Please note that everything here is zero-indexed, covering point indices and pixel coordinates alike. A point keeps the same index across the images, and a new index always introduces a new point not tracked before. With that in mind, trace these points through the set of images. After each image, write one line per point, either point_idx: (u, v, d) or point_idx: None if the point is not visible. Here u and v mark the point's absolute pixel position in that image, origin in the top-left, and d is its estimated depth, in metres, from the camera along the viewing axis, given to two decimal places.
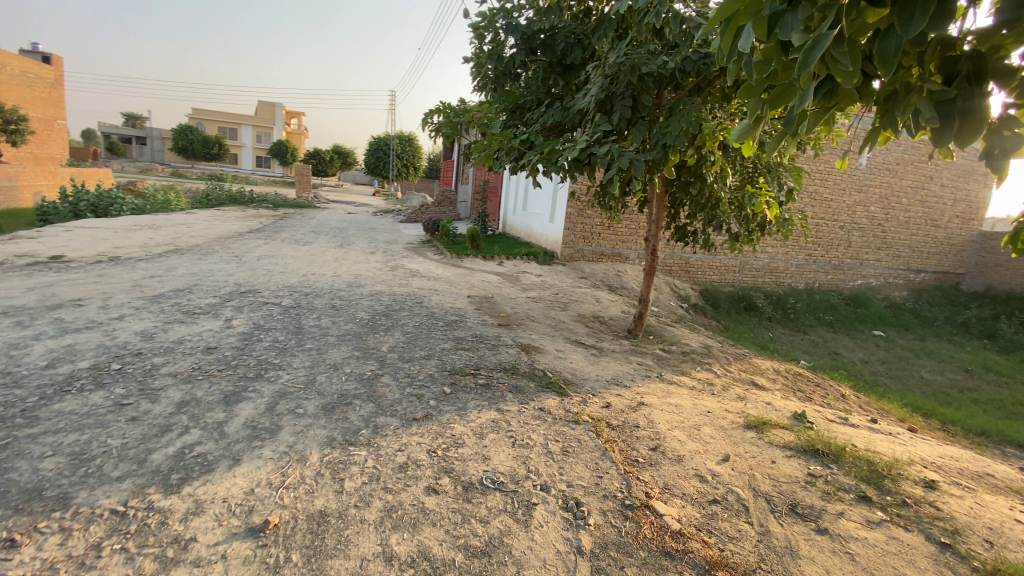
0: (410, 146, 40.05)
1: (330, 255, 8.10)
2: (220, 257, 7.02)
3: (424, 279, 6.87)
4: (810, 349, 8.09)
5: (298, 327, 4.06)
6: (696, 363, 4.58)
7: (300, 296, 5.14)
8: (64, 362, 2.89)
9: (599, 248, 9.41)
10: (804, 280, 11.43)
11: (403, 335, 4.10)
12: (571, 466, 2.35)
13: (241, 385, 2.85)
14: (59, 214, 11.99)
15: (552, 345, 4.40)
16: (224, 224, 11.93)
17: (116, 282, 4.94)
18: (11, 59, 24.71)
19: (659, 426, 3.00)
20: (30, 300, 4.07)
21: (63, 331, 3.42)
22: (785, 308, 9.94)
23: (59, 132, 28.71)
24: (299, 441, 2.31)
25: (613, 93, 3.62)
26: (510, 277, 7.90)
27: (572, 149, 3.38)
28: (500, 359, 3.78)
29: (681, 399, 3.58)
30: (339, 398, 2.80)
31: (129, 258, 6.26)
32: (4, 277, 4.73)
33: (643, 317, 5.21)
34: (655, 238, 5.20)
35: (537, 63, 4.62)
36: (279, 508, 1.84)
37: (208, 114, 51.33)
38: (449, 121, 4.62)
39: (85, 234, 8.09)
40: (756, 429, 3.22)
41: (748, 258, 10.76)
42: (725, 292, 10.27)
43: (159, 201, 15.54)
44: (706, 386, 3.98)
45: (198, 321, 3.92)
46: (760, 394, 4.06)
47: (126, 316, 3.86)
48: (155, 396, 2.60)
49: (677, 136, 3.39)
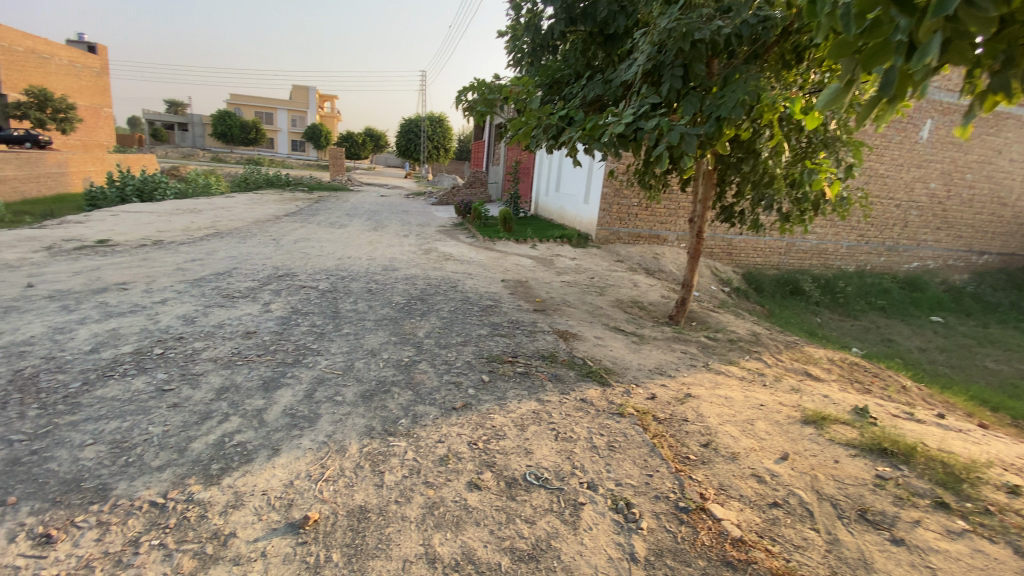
0: (441, 127, 39.85)
1: (364, 238, 8.10)
2: (258, 241, 7.11)
3: (457, 263, 6.78)
4: (862, 335, 7.66)
5: (335, 311, 4.03)
6: (744, 351, 4.34)
7: (336, 279, 5.13)
8: (108, 347, 2.93)
9: (636, 230, 9.11)
10: (854, 263, 10.83)
11: (438, 320, 4.02)
12: (619, 463, 2.22)
13: (279, 370, 2.82)
14: (108, 199, 12.48)
15: (592, 332, 4.24)
16: (262, 207, 12.13)
17: (159, 266, 5.03)
18: (59, 50, 25.85)
19: (710, 420, 2.83)
20: (79, 284, 4.18)
21: (109, 315, 3.49)
22: (834, 292, 9.47)
23: (107, 120, 29.88)
24: (338, 431, 2.26)
25: (662, 63, 3.40)
26: (544, 260, 7.74)
27: (618, 124, 3.19)
28: (538, 346, 3.65)
29: (731, 390, 3.38)
30: (376, 385, 2.74)
31: (172, 242, 6.41)
32: (55, 262, 4.88)
33: (686, 302, 4.99)
34: (700, 219, 4.94)
35: (576, 34, 4.40)
36: (318, 503, 1.79)
37: (245, 100, 52.39)
38: (484, 97, 4.43)
39: (130, 219, 8.34)
40: (814, 425, 3.01)
41: (794, 240, 10.24)
42: (769, 275, 9.83)
43: (201, 185, 15.97)
44: (757, 377, 3.76)
45: (237, 305, 3.94)
46: (815, 386, 3.82)
47: (168, 300, 3.91)
48: (195, 381, 2.60)
49: (733, 107, 3.16)
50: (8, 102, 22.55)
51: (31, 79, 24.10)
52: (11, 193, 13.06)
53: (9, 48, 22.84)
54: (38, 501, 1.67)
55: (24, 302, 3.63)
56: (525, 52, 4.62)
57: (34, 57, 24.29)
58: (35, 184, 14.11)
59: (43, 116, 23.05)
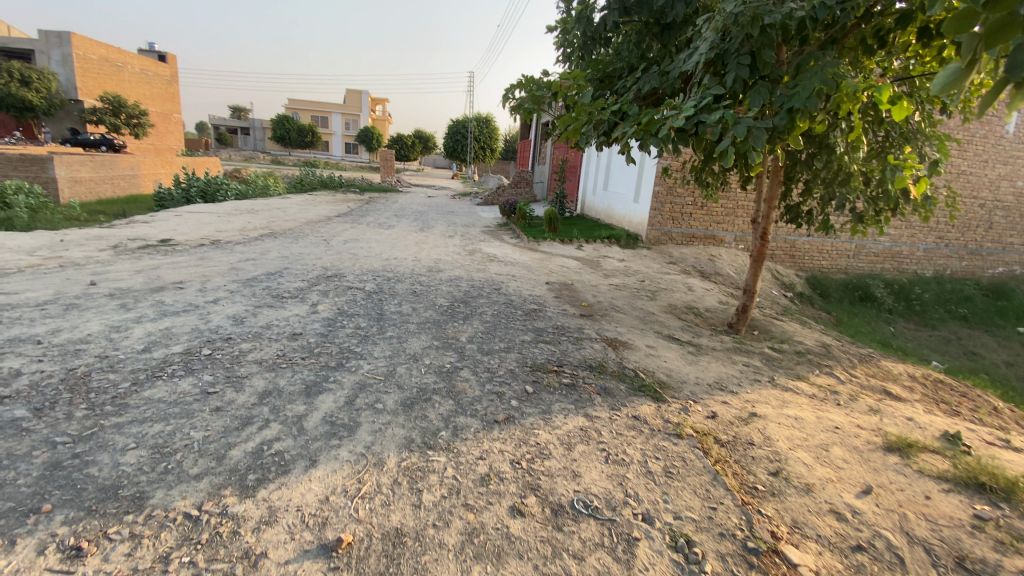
0: (488, 128, 40.07)
1: (410, 239, 8.15)
2: (308, 241, 7.28)
3: (501, 264, 6.67)
4: (941, 347, 6.97)
5: (379, 313, 3.99)
6: (813, 366, 3.98)
7: (381, 280, 5.12)
8: (160, 347, 3.00)
9: (690, 230, 8.71)
10: (932, 268, 9.93)
11: (482, 325, 3.90)
12: (677, 493, 2.02)
13: (322, 374, 2.77)
14: (174, 200, 13.24)
15: (643, 340, 4.01)
16: (315, 207, 12.53)
17: (214, 265, 5.19)
18: (134, 60, 27.96)
19: (779, 446, 2.57)
20: (138, 282, 4.35)
21: (163, 314, 3.58)
22: (909, 299, 8.74)
23: (176, 126, 32.00)
24: (377, 442, 2.15)
25: (726, 50, 3.14)
26: (591, 262, 7.51)
27: (677, 118, 2.98)
28: (586, 355, 3.46)
29: (802, 410, 3.08)
30: (418, 392, 2.64)
31: (228, 242, 6.65)
32: (120, 260, 5.13)
33: (748, 310, 4.66)
34: (765, 220, 4.59)
35: (630, 25, 4.19)
36: (353, 523, 1.69)
37: (303, 104, 54.68)
38: (533, 94, 4.29)
39: (193, 219, 8.77)
40: (899, 453, 2.67)
41: (864, 242, 9.51)
42: (835, 279, 9.18)
43: (260, 186, 16.73)
44: (829, 396, 3.42)
45: (285, 306, 3.97)
46: (897, 407, 3.42)
47: (221, 299, 4.00)
48: (240, 384, 2.59)
49: (808, 97, 2.87)
50: (87, 108, 24.99)
51: (106, 87, 26.34)
52: (89, 193, 14.13)
53: (83, 55, 25.09)
54: (73, 510, 1.67)
55: (87, 300, 3.80)
56: (576, 45, 4.44)
57: (108, 65, 26.45)
58: (111, 186, 15.18)
59: (117, 121, 25.43)
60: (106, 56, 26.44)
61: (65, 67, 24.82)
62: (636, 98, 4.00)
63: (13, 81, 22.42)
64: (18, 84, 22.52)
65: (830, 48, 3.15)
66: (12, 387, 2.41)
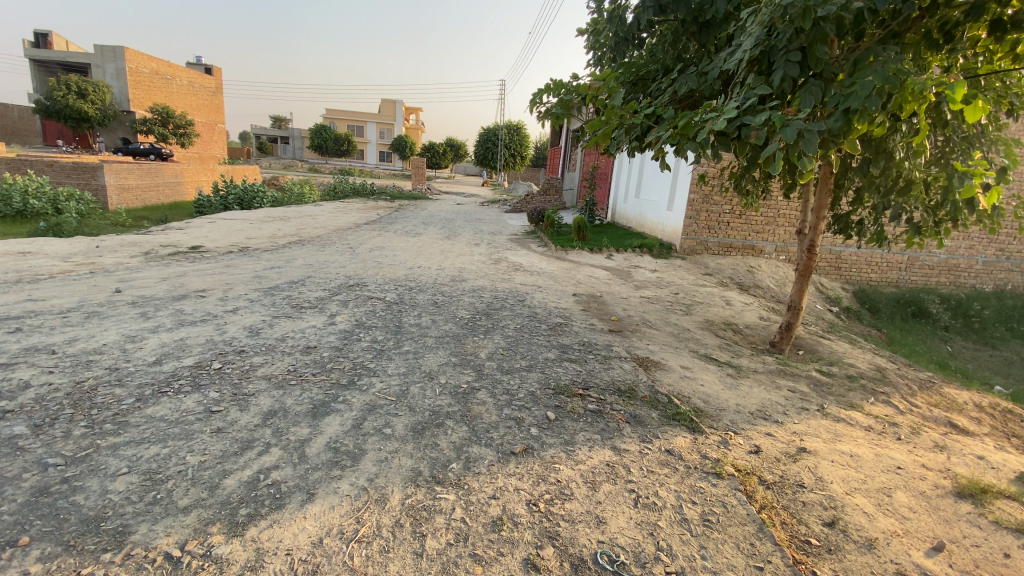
0: (518, 135, 40.10)
1: (436, 247, 8.04)
2: (335, 248, 7.25)
3: (527, 274, 6.47)
4: (1005, 369, 6.38)
5: (398, 326, 3.84)
6: (868, 393, 3.61)
7: (403, 290, 4.99)
8: (171, 359, 2.91)
9: (727, 240, 8.31)
10: (992, 282, 9.20)
11: (503, 340, 3.70)
12: (716, 548, 1.77)
13: (332, 393, 2.62)
14: (213, 207, 13.58)
15: (677, 360, 3.73)
16: (345, 215, 12.65)
17: (239, 272, 5.18)
18: (181, 72, 29.30)
19: (834, 490, 2.28)
20: (162, 290, 4.33)
21: (181, 323, 3.52)
22: (967, 316, 8.09)
23: (220, 135, 33.27)
24: (382, 474, 1.97)
25: (773, 47, 2.88)
26: (621, 273, 7.23)
27: (718, 120, 2.73)
28: (614, 376, 3.22)
29: (858, 447, 2.75)
30: (430, 415, 2.46)
31: (256, 249, 6.67)
32: (148, 267, 5.17)
33: (792, 328, 4.36)
34: (812, 231, 4.26)
35: (666, 24, 3.96)
36: (346, 573, 1.50)
37: (339, 114, 56.09)
38: (562, 99, 4.10)
39: (226, 226, 8.91)
40: (975, 501, 2.32)
41: (918, 253, 8.88)
42: (885, 294, 8.60)
43: (295, 194, 17.09)
44: (887, 428, 3.07)
45: (303, 316, 3.87)
46: (968, 442, 3.03)
47: (239, 309, 3.93)
48: (245, 402, 2.46)
49: (868, 96, 2.58)
50: (137, 119, 26.23)
51: (156, 98, 27.63)
52: (135, 200, 14.66)
53: (135, 68, 26.35)
54: (50, 544, 1.55)
55: (109, 308, 3.78)
56: (607, 46, 4.23)
57: (158, 78, 27.74)
58: (156, 193, 15.76)
59: (165, 131, 26.59)
60: (157, 70, 27.72)
61: (119, 80, 26.13)
62: (672, 101, 3.76)
63: (71, 93, 23.69)
64: (75, 97, 23.78)
65: (890, 42, 2.84)
66: (17, 401, 2.34)
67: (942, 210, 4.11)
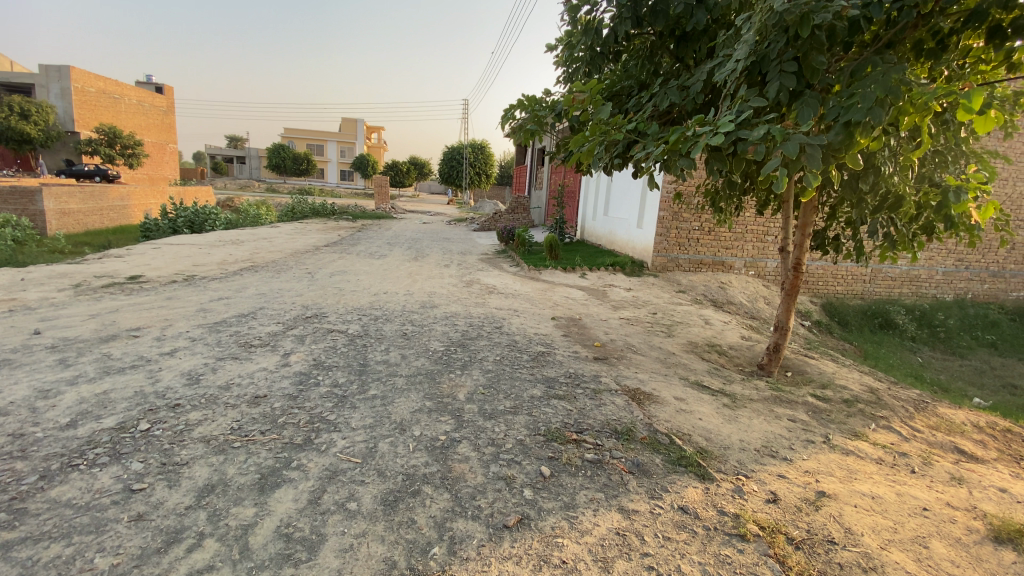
0: (483, 153, 40.18)
1: (402, 270, 7.63)
2: (293, 275, 6.74)
3: (501, 297, 6.14)
4: (976, 379, 6.45)
5: (363, 364, 3.42)
6: (868, 419, 3.47)
7: (368, 321, 4.58)
8: (87, 418, 2.42)
9: (698, 256, 8.25)
10: (952, 292, 9.52)
11: (483, 375, 3.35)
12: None
13: (283, 456, 2.20)
14: (161, 230, 12.69)
15: (669, 391, 3.46)
16: (304, 237, 12.02)
17: (182, 306, 4.64)
18: (131, 91, 28.03)
19: (869, 545, 2.03)
20: (88, 330, 3.75)
21: (106, 372, 2.99)
22: (932, 326, 8.28)
23: (171, 155, 31.87)
24: (348, 569, 1.59)
25: (765, 56, 2.72)
26: (596, 293, 7.00)
27: (716, 134, 2.50)
28: (608, 415, 2.90)
29: (877, 487, 2.53)
30: (404, 481, 2.08)
31: (204, 278, 6.10)
32: (75, 302, 4.55)
33: (779, 349, 4.19)
34: (797, 249, 4.10)
35: (643, 37, 3.80)
36: None
37: (299, 133, 54.94)
38: (535, 115, 3.84)
39: (171, 252, 8.20)
40: (1013, 546, 2.12)
41: (881, 266, 9.08)
42: (853, 306, 8.72)
43: (251, 216, 16.31)
44: (898, 461, 2.90)
45: (254, 357, 3.41)
46: (981, 472, 2.88)
47: (178, 350, 3.43)
48: (175, 475, 2.01)
49: (870, 108, 2.44)
50: (80, 140, 24.78)
51: (102, 118, 26.20)
52: (76, 225, 13.62)
53: (80, 88, 24.95)
54: None
55: (21, 354, 3.20)
56: (581, 61, 4.01)
57: (105, 97, 26.36)
58: (99, 217, 14.69)
59: (111, 152, 25.23)
60: (103, 88, 26.37)
61: (62, 99, 24.66)
62: (652, 116, 3.56)
63: (11, 113, 22.17)
64: (17, 118, 22.26)
65: (886, 52, 2.73)
66: None
67: (912, 224, 4.06)
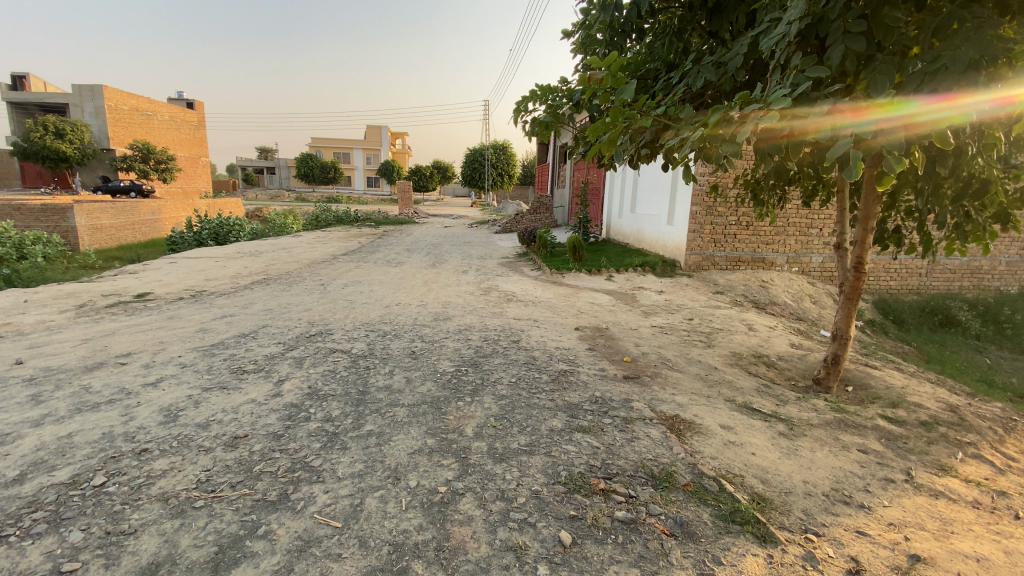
0: (505, 154, 39.94)
1: (419, 278, 7.30)
2: (305, 287, 6.48)
3: (521, 305, 5.73)
4: None
5: (362, 392, 3.06)
6: (953, 446, 2.91)
7: (376, 337, 4.24)
8: (38, 472, 2.11)
9: (734, 253, 7.66)
10: (1017, 283, 8.64)
11: (496, 403, 2.94)
12: None
13: (250, 520, 1.84)
14: (186, 243, 12.75)
15: (714, 417, 2.98)
16: (324, 246, 11.88)
17: (182, 326, 4.38)
18: (162, 108, 28.83)
19: None
20: (76, 358, 3.52)
21: (78, 409, 2.71)
22: (999, 322, 7.47)
23: (202, 168, 32.70)
24: None
25: (823, 17, 2.24)
26: (625, 297, 6.51)
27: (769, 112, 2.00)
28: (642, 452, 2.45)
29: (981, 545, 2.00)
30: (390, 554, 1.69)
31: (213, 293, 5.88)
32: (72, 326, 4.35)
33: (839, 361, 3.66)
34: (860, 246, 3.53)
35: (670, 11, 3.34)
36: None
37: (324, 142, 55.79)
38: (551, 107, 3.42)
39: (188, 266, 8.08)
40: None
41: (939, 258, 8.27)
42: (907, 301, 7.96)
43: (276, 226, 16.36)
44: (1003, 503, 2.36)
45: (244, 386, 3.09)
46: None
47: (164, 380, 3.13)
48: (117, 551, 1.68)
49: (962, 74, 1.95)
50: (116, 158, 25.56)
51: (134, 134, 26.96)
52: (108, 240, 13.84)
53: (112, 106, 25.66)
54: None
55: None
56: (601, 43, 3.57)
57: (138, 115, 27.12)
58: (130, 231, 14.92)
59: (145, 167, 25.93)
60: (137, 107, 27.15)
61: (97, 118, 25.42)
62: (685, 100, 3.09)
63: (48, 134, 22.95)
64: (53, 137, 23.03)
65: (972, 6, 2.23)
66: None
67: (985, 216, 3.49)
